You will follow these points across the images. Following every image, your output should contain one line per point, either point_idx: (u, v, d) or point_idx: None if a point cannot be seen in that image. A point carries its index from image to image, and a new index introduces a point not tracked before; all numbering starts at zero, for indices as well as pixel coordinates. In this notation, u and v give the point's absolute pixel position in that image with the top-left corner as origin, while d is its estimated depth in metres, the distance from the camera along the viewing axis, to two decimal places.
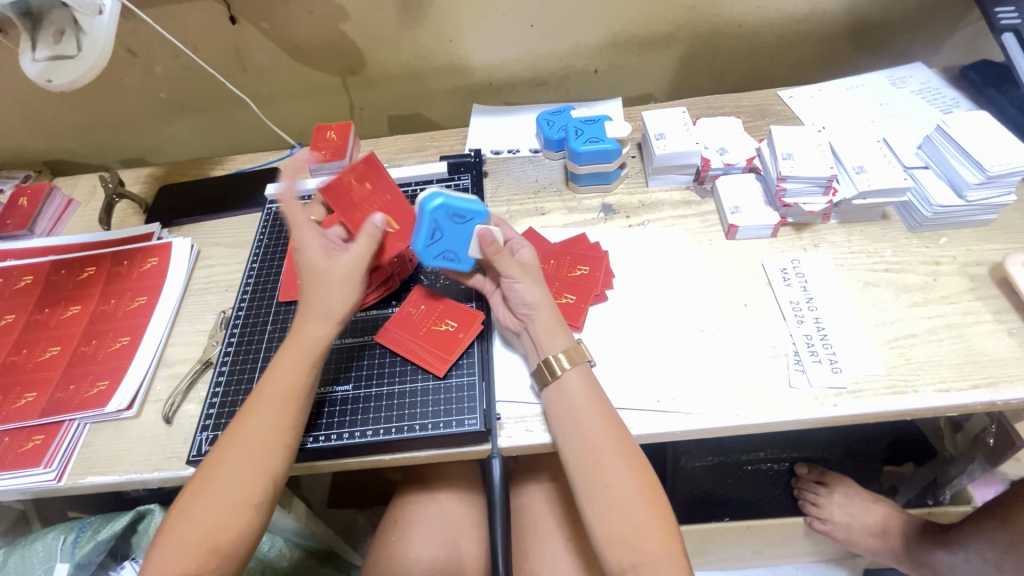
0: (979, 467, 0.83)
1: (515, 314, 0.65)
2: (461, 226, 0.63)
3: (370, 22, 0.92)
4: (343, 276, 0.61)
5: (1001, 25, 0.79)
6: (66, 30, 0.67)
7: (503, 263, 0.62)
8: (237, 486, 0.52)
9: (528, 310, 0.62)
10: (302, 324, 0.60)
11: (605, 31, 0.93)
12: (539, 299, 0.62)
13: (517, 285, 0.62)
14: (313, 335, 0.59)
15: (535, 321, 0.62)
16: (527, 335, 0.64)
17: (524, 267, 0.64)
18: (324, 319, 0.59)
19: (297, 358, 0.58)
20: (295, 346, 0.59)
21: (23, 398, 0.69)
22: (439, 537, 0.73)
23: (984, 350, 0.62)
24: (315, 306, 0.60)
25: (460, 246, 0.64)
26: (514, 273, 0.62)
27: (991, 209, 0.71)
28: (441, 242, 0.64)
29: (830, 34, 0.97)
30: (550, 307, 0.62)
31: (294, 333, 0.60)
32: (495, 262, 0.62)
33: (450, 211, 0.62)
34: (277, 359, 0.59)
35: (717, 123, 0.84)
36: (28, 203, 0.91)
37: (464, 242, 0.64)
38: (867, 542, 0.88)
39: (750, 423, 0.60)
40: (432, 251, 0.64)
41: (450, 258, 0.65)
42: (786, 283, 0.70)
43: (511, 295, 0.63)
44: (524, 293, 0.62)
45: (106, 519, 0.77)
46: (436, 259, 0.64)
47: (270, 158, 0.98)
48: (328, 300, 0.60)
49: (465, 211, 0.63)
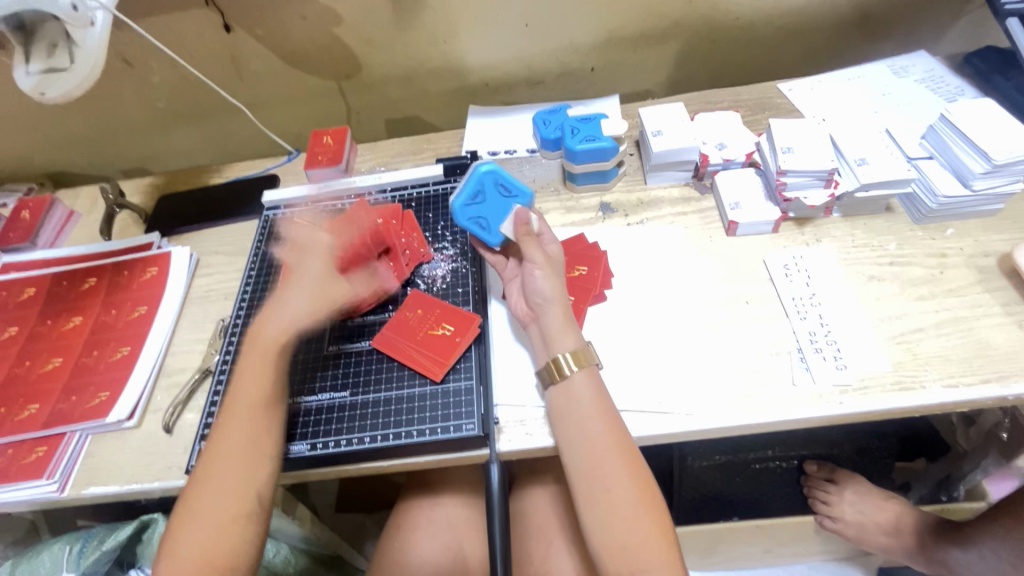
0: (993, 463, 0.86)
1: (527, 302, 0.64)
2: (503, 199, 0.68)
3: (363, 27, 0.91)
4: (313, 291, 0.62)
5: (1005, 10, 0.77)
6: (58, 43, 0.67)
7: (529, 246, 0.63)
8: (227, 498, 0.52)
9: (542, 301, 0.62)
10: (263, 328, 0.60)
11: (599, 28, 0.92)
12: (553, 293, 0.61)
13: (536, 273, 0.62)
14: (269, 336, 0.59)
15: (545, 314, 0.61)
16: (535, 327, 0.63)
17: (549, 259, 0.63)
18: (283, 324, 0.59)
19: (260, 367, 0.57)
20: (256, 351, 0.58)
21: (26, 410, 0.69)
22: (442, 541, 0.73)
23: (993, 343, 0.61)
24: (281, 312, 0.60)
25: (493, 217, 0.67)
26: (538, 259, 0.62)
27: (998, 199, 0.70)
28: (479, 208, 0.68)
29: (830, 24, 0.96)
30: (563, 305, 0.61)
31: (255, 338, 0.59)
32: (523, 242, 0.64)
33: (498, 180, 0.68)
34: (240, 368, 0.58)
35: (715, 118, 0.83)
36: (29, 216, 0.92)
37: (498, 214, 0.67)
38: (879, 540, 0.87)
39: (753, 422, 0.59)
40: (467, 213, 0.68)
41: (481, 225, 0.67)
42: (788, 279, 0.69)
43: (529, 281, 0.63)
44: (542, 281, 0.62)
45: (110, 529, 0.77)
46: (467, 220, 0.67)
47: (269, 164, 0.98)
48: (292, 302, 0.61)
49: (512, 186, 0.68)
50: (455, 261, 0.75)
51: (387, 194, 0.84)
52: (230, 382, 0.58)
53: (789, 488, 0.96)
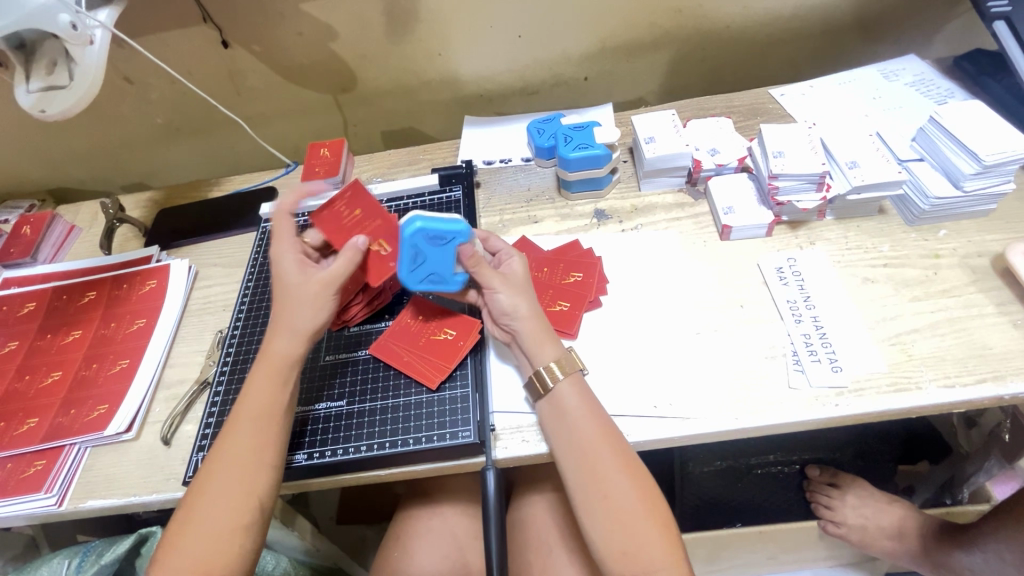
0: (996, 463, 0.84)
1: (501, 325, 0.64)
2: (442, 248, 0.62)
3: (358, 41, 0.93)
4: (310, 292, 0.60)
5: (991, 14, 0.77)
6: (58, 62, 0.68)
7: (485, 275, 0.62)
8: (227, 508, 0.52)
9: (510, 320, 0.62)
10: (271, 341, 0.60)
11: (591, 38, 0.94)
12: (519, 309, 0.61)
13: (498, 295, 0.62)
14: (280, 351, 0.59)
15: (520, 332, 0.61)
16: (516, 345, 0.63)
17: (507, 279, 0.63)
18: (293, 336, 0.59)
19: (268, 381, 0.58)
20: (266, 366, 0.58)
21: (25, 424, 0.69)
22: (441, 552, 0.72)
23: (988, 343, 0.61)
24: (285, 325, 0.59)
25: (443, 268, 0.63)
26: (495, 282, 0.62)
27: (989, 199, 0.70)
28: (425, 266, 0.63)
29: (820, 29, 0.97)
30: (534, 317, 0.61)
31: (264, 352, 0.59)
32: (475, 272, 0.62)
33: (428, 234, 0.61)
34: (250, 381, 0.58)
35: (706, 124, 0.84)
36: (30, 232, 0.93)
37: (446, 264, 0.63)
38: (883, 545, 0.85)
39: (750, 426, 0.58)
40: (417, 275, 0.64)
41: (436, 280, 0.64)
42: (783, 282, 0.69)
43: (494, 306, 0.63)
44: (505, 303, 0.61)
45: (109, 544, 0.76)
46: (421, 283, 0.64)
47: (266, 178, 0.99)
48: (293, 313, 0.60)
49: (443, 232, 0.61)
50: None
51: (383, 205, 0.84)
52: (240, 392, 0.59)
53: (791, 493, 0.95)
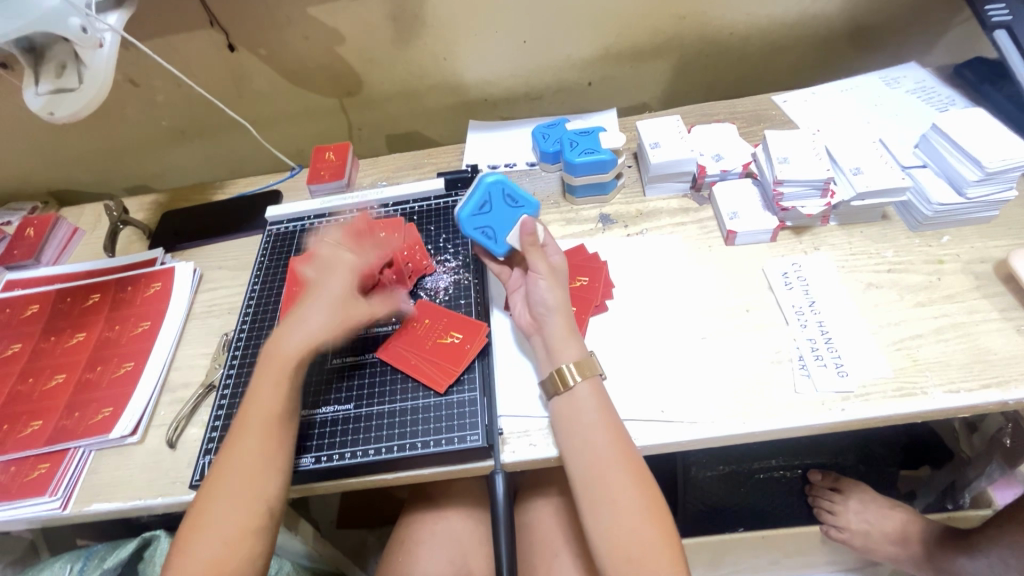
0: (997, 468, 0.84)
1: (532, 313, 0.65)
2: (511, 209, 0.67)
3: (364, 46, 0.93)
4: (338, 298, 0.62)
5: (991, 23, 0.78)
6: (67, 64, 0.69)
7: (534, 258, 0.64)
8: (237, 514, 0.52)
9: (546, 312, 0.62)
10: (279, 343, 0.59)
11: (595, 44, 0.94)
12: (558, 302, 0.62)
13: (542, 282, 0.63)
14: (286, 352, 0.59)
15: (550, 323, 0.62)
16: (538, 339, 0.64)
17: (553, 270, 0.65)
18: (302, 339, 0.59)
19: (275, 382, 0.57)
20: (274, 367, 0.58)
21: (29, 427, 0.69)
22: (447, 554, 0.72)
23: (991, 348, 0.61)
24: (297, 326, 0.60)
25: (501, 227, 0.67)
26: (542, 269, 0.63)
27: (992, 205, 0.71)
28: (487, 217, 0.67)
29: (822, 37, 0.98)
30: (565, 314, 0.62)
31: (271, 352, 0.59)
32: (529, 253, 0.64)
33: (505, 191, 0.67)
34: (255, 383, 0.58)
35: (711, 130, 0.85)
36: (33, 233, 0.93)
37: (506, 226, 0.67)
38: (886, 549, 0.85)
39: (758, 430, 0.59)
40: (474, 222, 0.67)
41: (486, 236, 0.67)
42: (788, 287, 0.70)
43: (533, 291, 0.64)
44: (545, 291, 0.63)
45: (113, 547, 0.76)
46: (474, 231, 0.67)
47: (271, 181, 0.99)
48: (310, 316, 0.60)
49: (519, 197, 0.67)
50: (456, 273, 0.76)
51: (388, 208, 0.85)
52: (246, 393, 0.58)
53: (793, 499, 0.96)
